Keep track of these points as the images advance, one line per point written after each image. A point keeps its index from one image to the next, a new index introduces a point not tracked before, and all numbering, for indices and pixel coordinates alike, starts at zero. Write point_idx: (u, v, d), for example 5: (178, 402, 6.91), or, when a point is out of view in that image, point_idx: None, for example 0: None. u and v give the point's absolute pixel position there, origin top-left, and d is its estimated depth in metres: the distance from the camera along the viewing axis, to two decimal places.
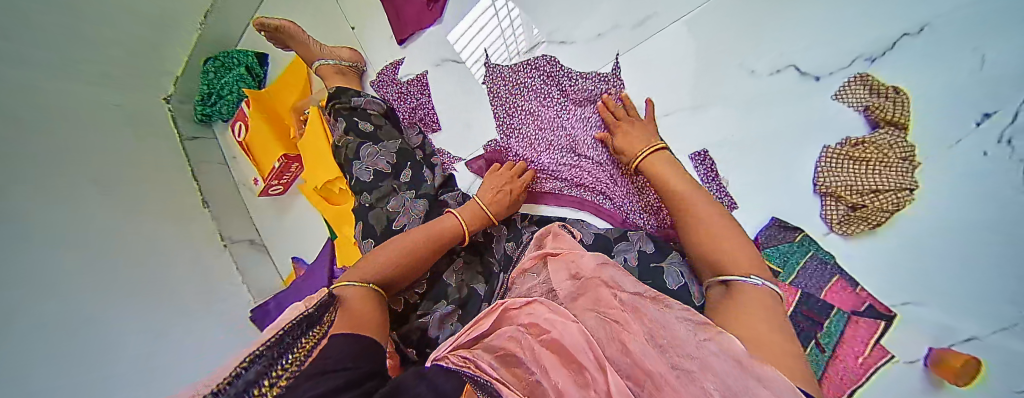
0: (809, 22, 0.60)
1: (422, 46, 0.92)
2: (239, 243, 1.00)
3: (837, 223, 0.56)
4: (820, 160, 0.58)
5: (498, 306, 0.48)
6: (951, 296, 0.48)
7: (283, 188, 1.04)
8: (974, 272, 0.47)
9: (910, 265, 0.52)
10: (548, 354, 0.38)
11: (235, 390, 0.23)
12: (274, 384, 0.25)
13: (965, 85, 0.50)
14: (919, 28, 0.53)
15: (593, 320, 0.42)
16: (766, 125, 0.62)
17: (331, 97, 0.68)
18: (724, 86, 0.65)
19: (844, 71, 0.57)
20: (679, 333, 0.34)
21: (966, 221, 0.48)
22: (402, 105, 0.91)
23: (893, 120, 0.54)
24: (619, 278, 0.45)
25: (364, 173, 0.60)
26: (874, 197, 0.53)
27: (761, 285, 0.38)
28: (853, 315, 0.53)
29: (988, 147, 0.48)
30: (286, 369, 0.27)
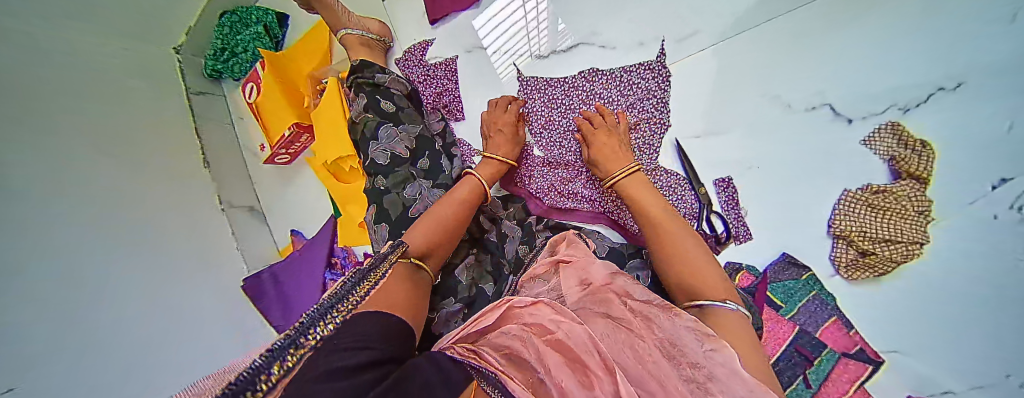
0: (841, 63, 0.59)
1: (453, 30, 0.89)
2: (237, 208, 0.97)
3: (843, 267, 0.57)
4: (838, 203, 0.58)
5: (503, 302, 0.48)
6: (952, 346, 0.48)
7: (289, 157, 1.00)
8: (972, 322, 0.47)
9: (909, 310, 0.52)
10: (555, 353, 0.37)
11: (297, 332, 0.29)
12: (313, 340, 0.29)
13: (985, 139, 0.48)
14: (957, 84, 0.50)
15: (601, 323, 0.41)
16: (771, 160, 0.64)
17: (353, 69, 0.65)
18: (729, 110, 0.67)
19: (876, 118, 0.56)
20: (681, 336, 0.36)
21: (973, 273, 0.48)
22: (428, 89, 0.89)
23: (915, 174, 0.53)
24: (631, 287, 0.46)
25: (382, 156, 0.58)
26: (886, 246, 0.53)
27: (733, 309, 0.39)
28: (842, 356, 0.56)
29: (1000, 210, 0.46)
30: (322, 328, 0.31)
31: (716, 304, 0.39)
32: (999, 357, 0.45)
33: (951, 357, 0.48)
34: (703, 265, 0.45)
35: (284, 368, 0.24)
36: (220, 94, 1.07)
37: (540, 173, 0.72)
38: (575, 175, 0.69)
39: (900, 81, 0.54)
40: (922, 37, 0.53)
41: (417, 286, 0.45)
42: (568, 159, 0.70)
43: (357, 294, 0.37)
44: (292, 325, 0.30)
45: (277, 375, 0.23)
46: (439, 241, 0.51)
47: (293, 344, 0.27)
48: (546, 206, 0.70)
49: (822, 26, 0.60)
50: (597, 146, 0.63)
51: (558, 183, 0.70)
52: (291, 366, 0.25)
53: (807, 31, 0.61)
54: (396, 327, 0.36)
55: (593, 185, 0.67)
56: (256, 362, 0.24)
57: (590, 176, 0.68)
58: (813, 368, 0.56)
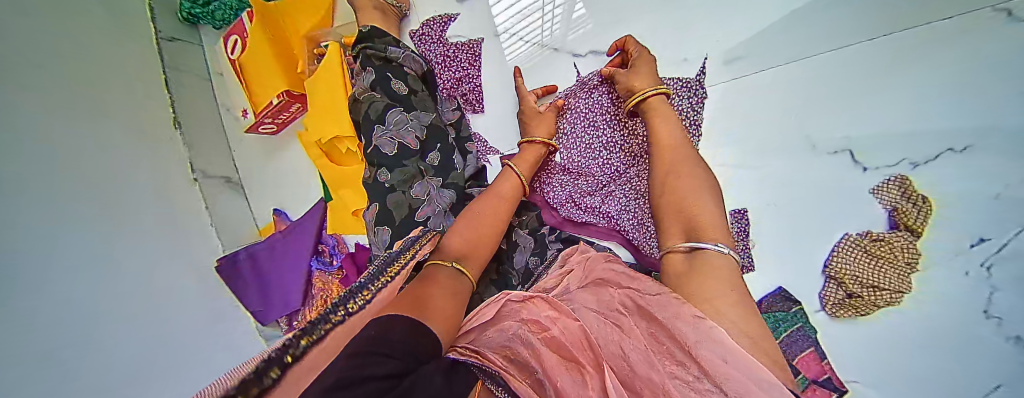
0: (877, 118, 0.57)
1: (478, 8, 0.89)
2: (212, 178, 1.05)
3: (831, 304, 0.61)
4: (837, 245, 0.61)
5: (498, 300, 0.50)
6: (912, 380, 0.49)
7: (275, 127, 1.09)
8: (937, 363, 0.47)
9: (888, 351, 0.53)
10: (550, 353, 0.40)
11: (344, 298, 0.35)
12: (323, 330, 0.31)
13: (978, 198, 0.47)
14: (964, 146, 0.48)
15: (593, 316, 0.44)
16: (790, 199, 0.67)
17: (360, 38, 0.57)
18: (756, 134, 0.71)
19: (888, 169, 0.57)
20: (673, 324, 0.37)
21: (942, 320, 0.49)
22: (447, 72, 0.89)
23: (911, 226, 0.54)
24: (625, 279, 0.49)
25: (387, 145, 0.52)
26: (872, 291, 0.56)
27: (726, 252, 0.42)
28: (812, 382, 0.58)
29: (971, 267, 0.47)
30: (333, 320, 0.32)
31: (705, 245, 0.43)
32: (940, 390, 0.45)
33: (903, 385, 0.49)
34: (703, 197, 0.49)
35: (314, 337, 0.29)
36: (197, 42, 1.14)
37: (560, 180, 0.70)
38: (597, 188, 0.67)
39: (907, 131, 0.54)
40: (947, 81, 0.50)
41: (461, 291, 0.41)
42: (590, 170, 0.68)
43: (400, 261, 0.42)
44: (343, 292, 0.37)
45: (307, 341, 0.29)
46: (478, 242, 0.48)
47: (335, 309, 0.33)
48: (561, 218, 0.68)
49: (877, 69, 0.57)
50: (640, 67, 0.61)
51: (579, 193, 0.68)
52: (318, 335, 0.30)
53: (873, 69, 0.58)
54: (405, 321, 0.32)
55: (613, 198, 0.65)
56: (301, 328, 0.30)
57: (611, 189, 0.65)
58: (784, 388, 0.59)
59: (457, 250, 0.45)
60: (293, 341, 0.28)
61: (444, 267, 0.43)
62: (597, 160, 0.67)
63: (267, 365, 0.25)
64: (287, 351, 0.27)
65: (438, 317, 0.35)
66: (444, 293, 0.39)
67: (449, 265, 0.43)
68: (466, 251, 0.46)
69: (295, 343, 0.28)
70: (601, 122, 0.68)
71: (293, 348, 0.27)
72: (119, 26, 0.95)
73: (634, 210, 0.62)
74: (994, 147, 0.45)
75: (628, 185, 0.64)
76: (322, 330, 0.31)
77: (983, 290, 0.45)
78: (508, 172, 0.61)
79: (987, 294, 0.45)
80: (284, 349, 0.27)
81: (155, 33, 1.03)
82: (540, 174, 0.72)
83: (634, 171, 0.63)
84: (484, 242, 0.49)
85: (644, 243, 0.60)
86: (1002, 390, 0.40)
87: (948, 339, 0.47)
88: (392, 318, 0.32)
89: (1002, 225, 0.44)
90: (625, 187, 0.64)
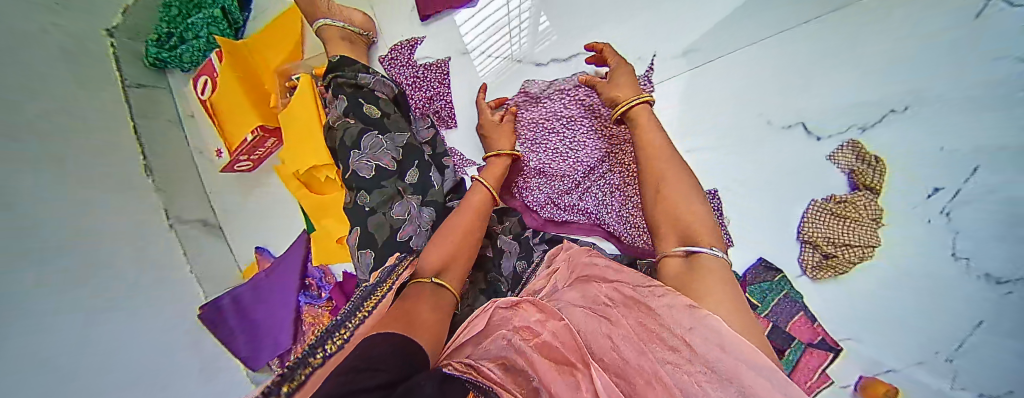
0: (843, 85, 0.62)
1: (445, 29, 0.93)
2: (188, 223, 1.00)
3: (810, 267, 0.64)
4: (806, 211, 0.65)
5: (485, 308, 0.50)
6: (902, 332, 0.55)
7: (251, 164, 1.06)
8: (926, 313, 0.53)
9: (870, 305, 0.58)
10: (541, 358, 0.39)
11: (322, 338, 0.35)
12: (305, 373, 0.29)
13: (925, 154, 0.56)
14: (905, 107, 0.57)
15: (580, 313, 0.45)
16: (755, 174, 0.70)
17: (330, 67, 0.59)
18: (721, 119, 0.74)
19: (840, 136, 0.63)
20: (670, 315, 0.36)
21: (921, 271, 0.54)
22: (418, 91, 0.92)
23: (869, 185, 0.60)
24: (607, 270, 0.49)
25: (364, 168, 0.53)
26: (846, 249, 0.60)
27: (720, 255, 0.41)
28: (808, 346, 0.61)
29: (932, 215, 0.54)
30: (316, 360, 0.31)
31: (700, 250, 0.42)
32: (934, 339, 0.52)
33: (899, 338, 0.55)
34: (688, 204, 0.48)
35: (299, 378, 0.28)
36: (164, 87, 1.11)
37: (536, 185, 0.72)
38: (573, 187, 0.69)
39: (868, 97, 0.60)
40: (919, 49, 0.56)
41: (445, 303, 0.42)
42: (563, 171, 0.70)
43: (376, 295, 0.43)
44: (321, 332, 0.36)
45: (294, 383, 0.28)
46: (456, 252, 0.47)
47: (315, 349, 0.33)
48: (542, 220, 0.70)
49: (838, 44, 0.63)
50: (619, 78, 0.63)
51: (556, 194, 0.70)
52: (303, 377, 0.29)
53: (829, 44, 0.64)
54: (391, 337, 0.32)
55: (590, 194, 0.67)
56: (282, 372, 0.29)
57: (587, 185, 0.68)
58: (782, 357, 0.61)
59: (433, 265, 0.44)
60: (273, 389, 0.26)
61: (422, 285, 0.42)
62: (569, 161, 0.70)
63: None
64: (273, 395, 0.26)
65: (423, 331, 0.35)
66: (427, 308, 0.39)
67: (427, 281, 0.42)
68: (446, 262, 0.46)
69: (277, 390, 0.26)
70: (568, 126, 0.71)
71: (275, 396, 0.26)
72: (85, 74, 0.90)
73: (612, 204, 0.64)
74: (952, 100, 0.52)
75: (603, 180, 0.66)
76: (304, 373, 0.29)
77: (950, 235, 0.53)
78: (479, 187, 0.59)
79: (953, 236, 0.52)
80: (268, 394, 0.26)
81: (122, 82, 0.99)
82: (517, 180, 0.73)
83: (607, 167, 0.66)
84: (464, 252, 0.48)
85: (625, 233, 0.62)
86: (986, 327, 0.48)
87: (934, 293, 0.52)
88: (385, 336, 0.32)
89: (962, 171, 0.52)
90: (600, 183, 0.66)
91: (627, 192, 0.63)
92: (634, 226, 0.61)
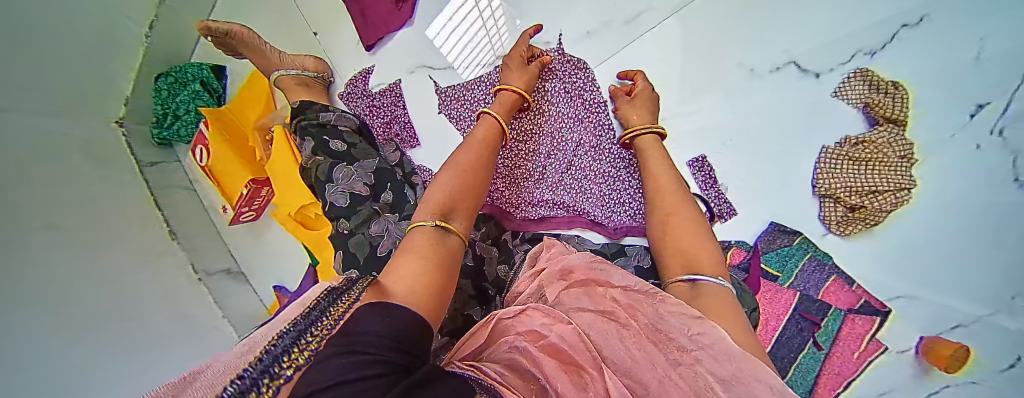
0: (816, 17, 0.57)
1: (391, 53, 0.81)
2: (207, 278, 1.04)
3: (835, 224, 0.56)
4: (820, 161, 0.57)
5: (488, 317, 0.42)
6: (960, 287, 0.47)
7: (256, 214, 0.88)
8: (976, 263, 0.45)
9: (936, 260, 0.49)
10: (547, 357, 0.35)
11: (297, 330, 0.25)
12: (306, 353, 0.22)
13: (952, 68, 0.49)
14: (920, 18, 0.50)
15: (587, 316, 0.38)
16: (751, 132, 0.62)
17: (296, 113, 0.63)
18: (699, 79, 0.65)
19: (844, 67, 0.56)
20: (665, 320, 0.36)
21: (965, 213, 0.47)
22: (375, 120, 0.80)
23: (893, 117, 0.52)
24: (610, 275, 0.45)
25: (340, 198, 0.55)
26: (874, 198, 0.53)
27: (725, 286, 0.39)
28: (848, 313, 0.54)
29: (981, 139, 0.46)
30: (315, 340, 0.24)
31: (702, 278, 0.40)
32: (998, 281, 0.44)
33: (957, 289, 0.47)
34: (691, 223, 0.48)
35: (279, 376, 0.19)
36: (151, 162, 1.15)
37: (502, 186, 0.68)
38: (542, 181, 0.67)
39: (858, 22, 0.55)
40: None
41: (450, 249, 0.40)
42: (531, 165, 0.68)
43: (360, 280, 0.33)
44: (290, 326, 0.26)
45: (274, 382, 0.18)
46: (463, 196, 0.48)
47: (293, 343, 0.23)
48: (520, 220, 0.66)
49: None
50: (640, 100, 0.62)
51: (528, 191, 0.67)
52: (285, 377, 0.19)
53: None
54: (396, 311, 0.28)
55: (565, 185, 0.66)
56: (247, 370, 0.19)
57: (560, 176, 0.67)
58: (820, 330, 0.54)
59: (438, 210, 0.43)
60: (266, 370, 0.19)
61: (438, 231, 0.41)
62: (538, 154, 0.68)
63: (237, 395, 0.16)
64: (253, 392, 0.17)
65: (426, 302, 0.32)
66: (427, 260, 0.36)
67: (428, 224, 0.41)
68: (449, 209, 0.45)
69: (276, 373, 0.19)
70: (535, 118, 0.69)
71: (275, 376, 0.19)
72: None
73: (591, 191, 0.65)
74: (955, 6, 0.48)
75: (578, 170, 0.66)
76: (307, 353, 0.22)
77: (1006, 158, 0.44)
78: (488, 119, 0.60)
79: (1012, 159, 0.44)
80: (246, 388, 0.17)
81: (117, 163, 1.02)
82: None
83: (583, 153, 0.66)
84: (470, 197, 0.49)
85: (607, 218, 0.63)
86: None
87: (1003, 231, 0.44)
88: (389, 304, 0.28)
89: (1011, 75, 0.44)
90: (577, 172, 0.66)
91: (609, 177, 0.64)
92: (614, 210, 0.63)
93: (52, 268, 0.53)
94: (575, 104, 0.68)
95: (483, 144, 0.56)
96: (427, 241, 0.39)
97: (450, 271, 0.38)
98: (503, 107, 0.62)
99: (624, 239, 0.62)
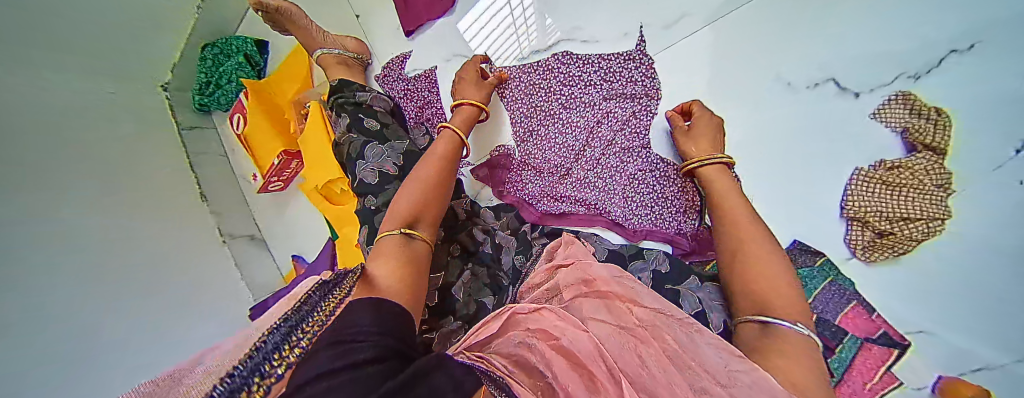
0: (865, 35, 0.56)
1: (428, 41, 0.83)
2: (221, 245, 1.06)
3: (860, 249, 0.55)
4: (849, 184, 0.56)
5: (503, 310, 0.43)
6: (969, 325, 0.46)
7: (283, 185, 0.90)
8: (981, 310, 0.46)
9: (950, 294, 0.48)
10: (560, 359, 0.36)
11: (286, 329, 0.26)
12: (296, 351, 0.24)
13: (1003, 94, 0.47)
14: (970, 45, 0.49)
15: (603, 329, 0.39)
16: (783, 147, 0.61)
17: (334, 90, 0.65)
18: (737, 90, 0.64)
19: (884, 89, 0.55)
20: (698, 350, 0.34)
21: (984, 251, 0.46)
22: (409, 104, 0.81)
23: (931, 145, 0.51)
24: (639, 293, 0.42)
25: (369, 175, 0.57)
26: (904, 225, 0.51)
27: (806, 334, 0.36)
28: (865, 341, 0.50)
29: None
30: (305, 337, 0.25)
31: (781, 323, 0.37)
32: (1012, 325, 0.43)
33: (969, 328, 0.46)
34: (765, 250, 0.45)
35: (268, 376, 0.20)
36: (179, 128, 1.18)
37: (530, 178, 0.70)
38: (566, 177, 0.68)
39: (907, 46, 0.53)
40: None
41: (418, 253, 0.42)
42: (558, 160, 0.68)
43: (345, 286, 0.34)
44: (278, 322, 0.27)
45: (264, 384, 0.19)
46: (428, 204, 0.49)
47: (280, 343, 0.24)
48: (539, 213, 0.68)
49: None
50: (698, 129, 0.59)
51: (552, 185, 0.68)
52: (273, 381, 0.20)
53: None
54: (390, 310, 0.30)
55: (589, 183, 0.66)
56: (238, 368, 0.20)
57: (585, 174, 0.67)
58: (834, 355, 0.50)
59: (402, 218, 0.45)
60: (257, 368, 0.21)
61: (404, 238, 0.43)
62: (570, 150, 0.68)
63: (226, 392, 0.18)
64: (244, 394, 0.18)
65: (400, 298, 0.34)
66: (394, 263, 0.39)
67: (393, 232, 0.43)
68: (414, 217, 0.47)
69: (266, 372, 0.20)
70: (566, 115, 0.69)
71: (265, 374, 0.20)
72: None
73: (614, 190, 0.65)
74: (1001, 38, 0.47)
75: (603, 168, 0.66)
76: (297, 351, 0.24)
77: None
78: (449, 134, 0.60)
79: None
80: (238, 390, 0.18)
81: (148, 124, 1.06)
82: (509, 173, 0.72)
83: (610, 152, 0.66)
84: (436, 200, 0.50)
85: (627, 219, 0.63)
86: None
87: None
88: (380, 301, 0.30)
89: None
90: (602, 171, 0.66)
91: (633, 179, 0.64)
92: (636, 211, 0.63)
93: (69, 219, 0.56)
94: (621, 105, 0.68)
95: (445, 156, 0.56)
96: (392, 248, 0.41)
97: (421, 271, 0.40)
98: (463, 121, 0.64)
99: (642, 242, 0.63)
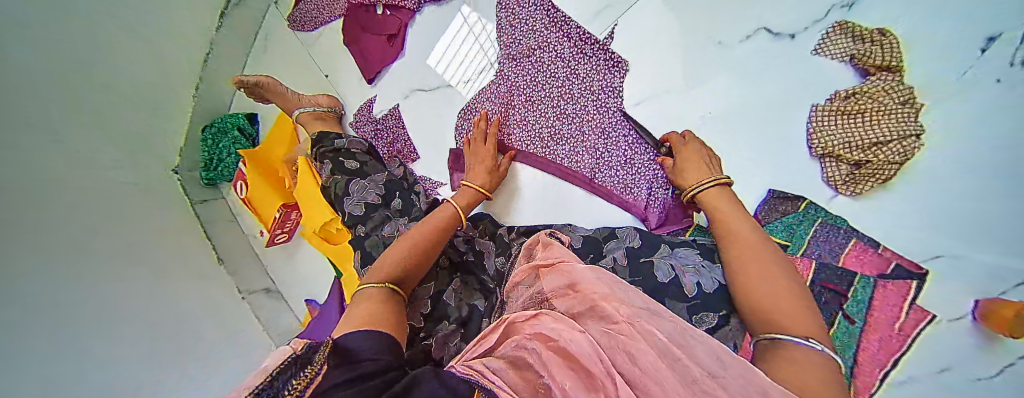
0: None
1: (390, 83, 0.90)
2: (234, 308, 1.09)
3: (841, 184, 0.53)
4: (811, 120, 0.55)
5: (501, 320, 0.44)
6: (992, 233, 0.44)
7: (288, 235, 0.97)
8: (1002, 217, 0.44)
9: (953, 212, 0.47)
10: (555, 357, 0.34)
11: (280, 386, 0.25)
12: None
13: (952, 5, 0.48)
14: None
15: (600, 331, 0.37)
16: (735, 104, 0.61)
17: (315, 142, 0.72)
18: (694, 62, 0.64)
19: (820, 24, 0.56)
20: (694, 350, 0.30)
21: (978, 156, 0.46)
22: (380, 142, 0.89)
23: (883, 65, 0.51)
24: (626, 293, 0.41)
25: (356, 208, 0.62)
26: (876, 150, 0.50)
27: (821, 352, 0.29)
28: (878, 279, 0.47)
29: (1000, 73, 0.44)
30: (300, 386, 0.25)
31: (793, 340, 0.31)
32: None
33: (991, 240, 0.44)
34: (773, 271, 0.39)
35: None
36: None
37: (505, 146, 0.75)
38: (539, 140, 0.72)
39: None
40: None
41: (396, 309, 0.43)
42: (529, 127, 0.73)
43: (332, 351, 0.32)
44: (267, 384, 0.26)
45: None
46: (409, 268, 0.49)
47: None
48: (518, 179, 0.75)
49: None
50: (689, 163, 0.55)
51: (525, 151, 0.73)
52: None
53: None
54: (381, 339, 0.34)
55: (560, 144, 0.70)
56: None
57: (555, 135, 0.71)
58: (851, 299, 0.46)
59: (385, 274, 0.47)
60: None
61: (383, 293, 0.44)
62: (532, 125, 0.72)
63: None
64: None
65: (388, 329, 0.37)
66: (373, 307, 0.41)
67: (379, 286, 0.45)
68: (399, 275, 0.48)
69: None
70: (533, 85, 0.73)
71: None
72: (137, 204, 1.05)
73: (583, 149, 0.69)
74: None
75: (572, 129, 0.69)
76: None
77: None
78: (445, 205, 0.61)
79: None
80: None
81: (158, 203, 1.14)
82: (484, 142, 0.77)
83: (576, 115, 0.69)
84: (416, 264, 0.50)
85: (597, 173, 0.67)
86: None
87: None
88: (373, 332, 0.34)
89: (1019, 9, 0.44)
90: (571, 131, 0.69)
91: (600, 138, 0.68)
92: (604, 166, 0.67)
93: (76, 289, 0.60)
94: (582, 69, 0.70)
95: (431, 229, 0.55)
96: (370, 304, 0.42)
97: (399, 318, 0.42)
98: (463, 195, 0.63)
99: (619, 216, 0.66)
